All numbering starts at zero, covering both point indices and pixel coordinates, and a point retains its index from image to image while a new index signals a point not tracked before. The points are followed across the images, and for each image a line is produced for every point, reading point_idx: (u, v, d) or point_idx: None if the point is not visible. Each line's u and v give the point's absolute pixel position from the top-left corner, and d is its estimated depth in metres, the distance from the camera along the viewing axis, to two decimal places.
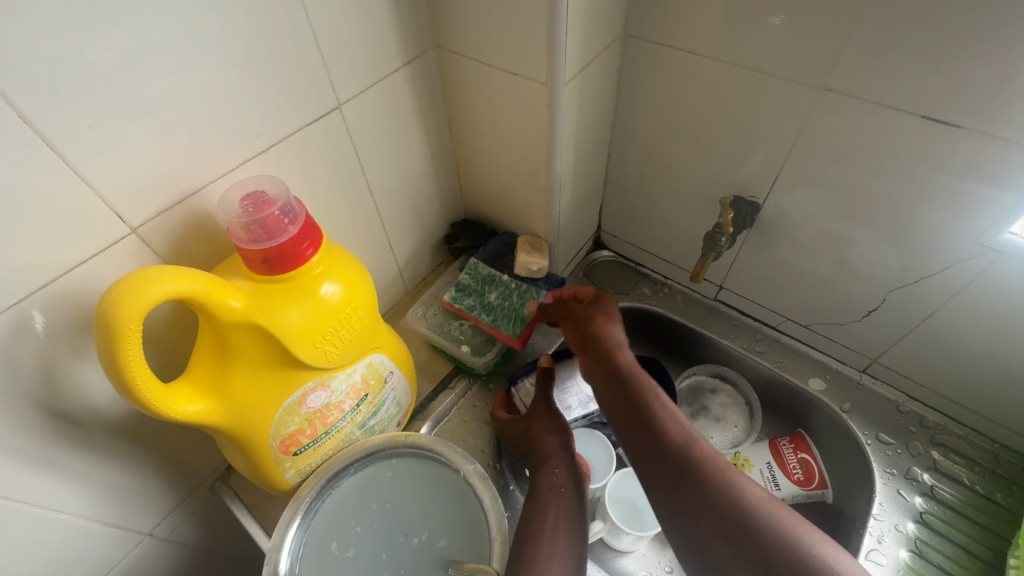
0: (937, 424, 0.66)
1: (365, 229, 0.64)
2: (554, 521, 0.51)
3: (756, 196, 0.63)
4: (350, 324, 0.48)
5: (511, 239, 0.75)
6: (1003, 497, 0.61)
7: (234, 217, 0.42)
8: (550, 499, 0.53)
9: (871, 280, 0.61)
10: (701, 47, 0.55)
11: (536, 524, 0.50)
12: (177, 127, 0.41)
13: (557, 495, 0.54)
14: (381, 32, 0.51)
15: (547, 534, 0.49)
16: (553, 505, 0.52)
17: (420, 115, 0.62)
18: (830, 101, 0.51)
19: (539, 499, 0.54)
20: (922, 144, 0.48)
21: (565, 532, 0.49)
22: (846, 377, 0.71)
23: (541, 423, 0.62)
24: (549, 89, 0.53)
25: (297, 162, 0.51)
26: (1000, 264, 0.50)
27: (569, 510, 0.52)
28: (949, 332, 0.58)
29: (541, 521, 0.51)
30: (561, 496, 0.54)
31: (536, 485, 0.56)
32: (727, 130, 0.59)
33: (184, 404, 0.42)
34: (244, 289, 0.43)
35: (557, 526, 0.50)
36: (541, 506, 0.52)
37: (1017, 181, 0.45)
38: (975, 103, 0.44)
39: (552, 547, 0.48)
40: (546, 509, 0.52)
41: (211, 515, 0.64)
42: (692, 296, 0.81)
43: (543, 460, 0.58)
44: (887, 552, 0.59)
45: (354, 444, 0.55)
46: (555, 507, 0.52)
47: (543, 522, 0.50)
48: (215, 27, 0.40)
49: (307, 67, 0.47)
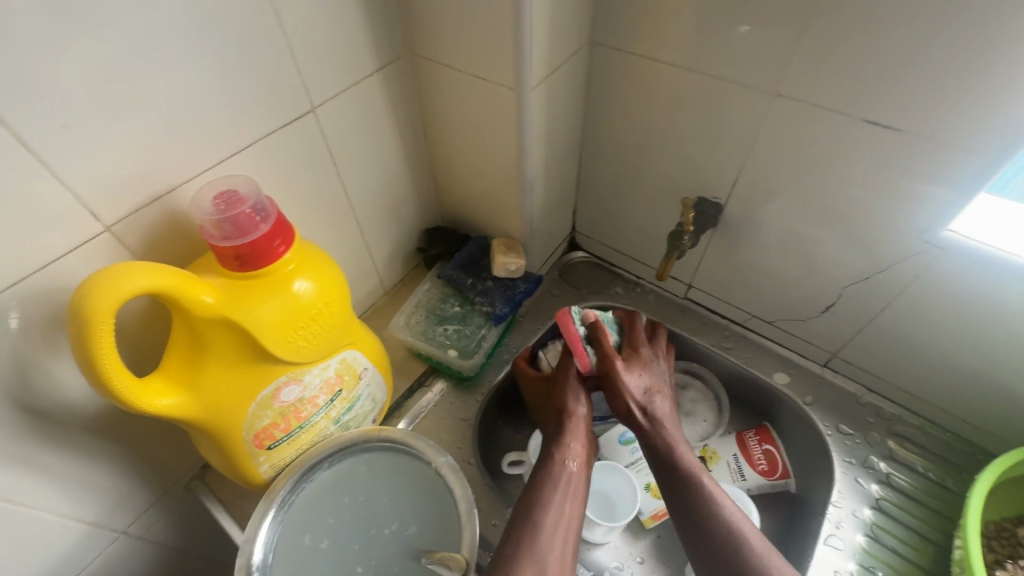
0: (894, 415, 0.69)
1: (342, 229, 0.65)
2: (563, 501, 0.55)
3: (719, 197, 0.66)
4: (323, 320, 0.50)
5: (484, 243, 0.77)
6: (954, 483, 0.64)
7: (207, 215, 0.43)
8: (565, 476, 0.56)
9: (827, 277, 0.64)
10: (663, 54, 0.57)
11: (540, 506, 0.53)
12: (151, 128, 0.42)
13: (568, 472, 0.57)
14: (354, 38, 0.53)
15: (553, 517, 0.53)
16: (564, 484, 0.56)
17: (395, 118, 0.64)
18: (782, 107, 0.53)
19: (549, 473, 0.56)
20: (866, 146, 0.51)
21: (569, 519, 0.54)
22: (809, 371, 0.74)
23: (566, 393, 0.63)
24: (517, 94, 0.55)
25: (272, 164, 0.53)
26: (942, 260, 0.53)
27: (577, 495, 0.56)
28: (900, 326, 0.61)
29: (551, 496, 0.55)
30: (573, 474, 0.57)
31: (551, 454, 0.58)
32: (690, 134, 0.62)
33: (157, 398, 0.43)
34: (217, 285, 0.44)
35: (564, 511, 0.54)
36: (553, 483, 0.55)
37: (952, 182, 0.49)
38: (911, 108, 0.47)
39: (554, 533, 0.52)
40: (559, 484, 0.56)
41: (186, 513, 0.65)
42: (663, 295, 0.83)
43: (564, 430, 0.60)
44: (845, 537, 0.62)
45: (327, 439, 0.56)
46: (568, 488, 0.56)
47: (550, 505, 0.54)
48: (188, 31, 0.41)
49: (281, 71, 0.49)
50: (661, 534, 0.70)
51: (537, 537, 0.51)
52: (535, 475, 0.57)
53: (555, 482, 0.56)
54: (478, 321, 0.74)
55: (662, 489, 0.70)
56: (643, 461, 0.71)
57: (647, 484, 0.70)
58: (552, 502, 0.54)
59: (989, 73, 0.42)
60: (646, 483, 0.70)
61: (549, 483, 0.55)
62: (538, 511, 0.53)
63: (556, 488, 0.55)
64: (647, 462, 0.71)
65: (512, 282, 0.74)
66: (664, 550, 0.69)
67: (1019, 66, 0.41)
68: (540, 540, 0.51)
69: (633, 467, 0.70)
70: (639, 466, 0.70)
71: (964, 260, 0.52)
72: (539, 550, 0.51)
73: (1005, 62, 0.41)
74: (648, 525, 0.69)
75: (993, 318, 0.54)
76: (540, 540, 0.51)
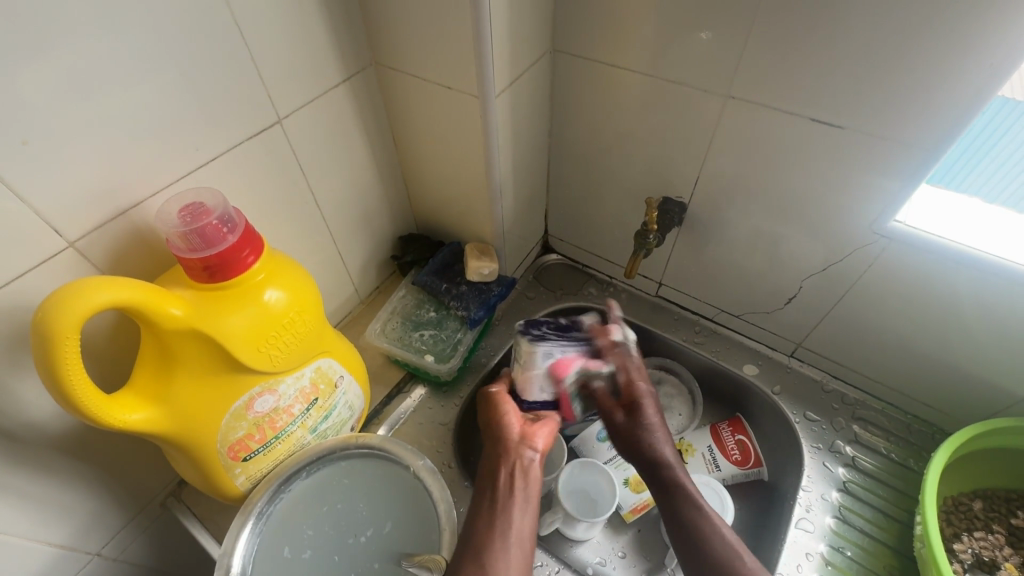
0: (857, 401, 0.72)
1: (314, 239, 0.65)
2: (518, 505, 0.52)
3: (682, 196, 0.68)
4: (295, 329, 0.50)
5: (458, 249, 0.78)
6: (915, 463, 0.67)
7: (173, 228, 0.43)
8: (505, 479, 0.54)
9: (789, 270, 0.66)
10: (620, 60, 0.60)
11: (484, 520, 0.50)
12: (114, 142, 0.43)
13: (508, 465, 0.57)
14: (319, 49, 0.54)
15: (485, 525, 0.50)
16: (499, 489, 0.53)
17: (364, 127, 0.65)
18: (734, 108, 0.56)
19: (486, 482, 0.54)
20: (814, 143, 0.54)
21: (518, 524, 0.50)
22: (776, 361, 0.76)
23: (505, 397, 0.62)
24: (481, 101, 0.56)
25: (241, 176, 0.53)
26: (890, 250, 0.56)
27: (519, 492, 0.53)
28: (857, 313, 0.64)
29: (487, 498, 0.52)
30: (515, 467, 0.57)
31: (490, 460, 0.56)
32: (651, 136, 0.64)
33: (126, 413, 0.43)
34: (185, 297, 0.44)
35: (506, 512, 0.51)
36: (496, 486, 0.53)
37: (895, 174, 0.51)
38: (851, 107, 0.50)
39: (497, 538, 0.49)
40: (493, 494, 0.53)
41: (162, 533, 0.64)
42: (636, 294, 0.85)
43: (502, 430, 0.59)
44: (815, 520, 0.64)
45: (304, 449, 0.56)
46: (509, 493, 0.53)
47: (490, 515, 0.51)
48: (148, 45, 0.42)
49: (246, 84, 0.49)
50: (641, 529, 0.71)
51: (490, 546, 0.48)
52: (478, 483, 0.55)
53: (498, 488, 0.53)
54: (453, 325, 0.75)
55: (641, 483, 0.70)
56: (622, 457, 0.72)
57: (627, 478, 0.70)
58: (496, 508, 0.51)
59: (921, 70, 0.45)
60: (625, 478, 0.71)
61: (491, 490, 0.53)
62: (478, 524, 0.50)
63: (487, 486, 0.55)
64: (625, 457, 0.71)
65: (486, 286, 0.75)
66: (645, 543, 0.69)
67: (944, 67, 0.44)
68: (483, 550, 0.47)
69: (612, 463, 0.71)
70: (618, 461, 0.71)
71: (910, 249, 0.55)
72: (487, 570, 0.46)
73: (934, 61, 0.44)
74: (629, 520, 0.70)
75: (939, 300, 0.57)
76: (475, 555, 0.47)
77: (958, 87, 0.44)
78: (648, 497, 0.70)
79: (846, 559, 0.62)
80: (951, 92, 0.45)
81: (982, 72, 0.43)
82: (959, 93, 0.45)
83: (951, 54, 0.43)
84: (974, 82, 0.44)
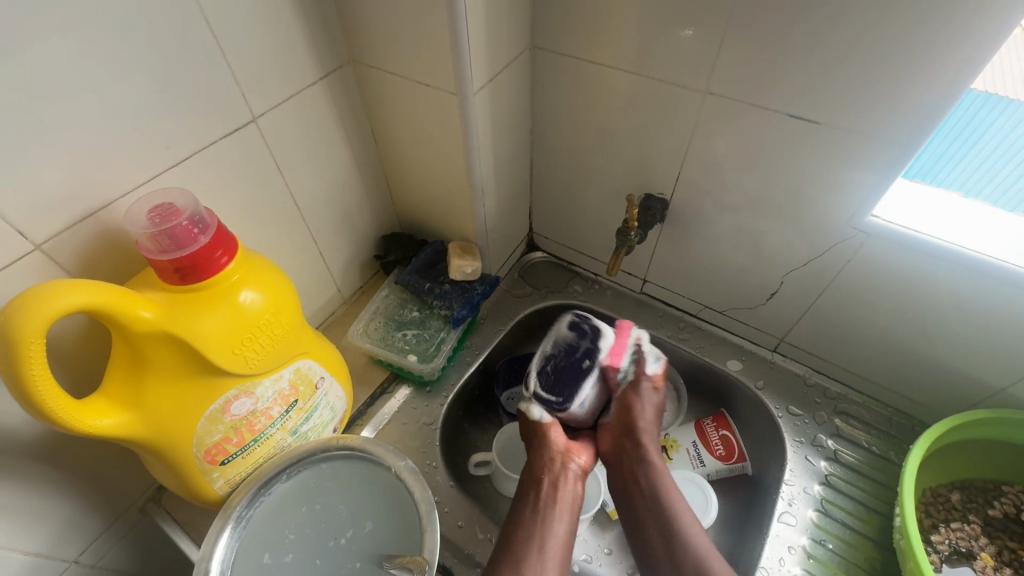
0: (840, 394, 0.72)
1: (293, 240, 0.64)
2: (552, 515, 0.58)
3: (664, 192, 0.68)
4: (271, 330, 0.49)
5: (441, 248, 0.77)
6: (896, 455, 0.68)
7: (142, 229, 0.43)
8: (538, 495, 0.60)
9: (770, 266, 0.66)
10: (600, 57, 0.59)
11: (530, 527, 0.57)
12: (82, 142, 0.42)
13: (549, 491, 0.60)
14: (294, 46, 0.53)
15: (531, 534, 0.57)
16: (542, 494, 0.60)
17: (342, 125, 0.64)
18: (713, 104, 0.56)
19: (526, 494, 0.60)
20: (792, 139, 0.54)
21: (559, 532, 0.57)
22: (759, 356, 0.77)
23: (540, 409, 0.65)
24: (460, 99, 0.56)
25: (214, 175, 0.52)
26: (869, 244, 0.56)
27: (561, 499, 0.59)
28: (837, 307, 0.65)
29: (528, 516, 0.58)
30: (549, 490, 0.60)
31: (528, 477, 0.61)
32: (633, 133, 0.64)
33: (96, 418, 0.43)
34: (157, 300, 0.44)
35: (543, 528, 0.57)
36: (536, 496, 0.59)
37: (871, 168, 0.52)
38: (826, 103, 0.50)
39: (535, 548, 0.56)
40: (537, 503, 0.59)
41: (143, 538, 0.63)
42: (621, 291, 0.85)
43: (538, 452, 0.62)
44: (797, 513, 0.65)
45: (284, 451, 0.55)
46: (550, 503, 0.59)
47: (532, 526, 0.57)
48: (114, 44, 0.41)
49: (219, 82, 0.49)
50: None
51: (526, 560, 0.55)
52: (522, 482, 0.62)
53: (541, 499, 0.59)
54: (437, 324, 0.74)
55: None
56: None
57: None
58: (538, 521, 0.58)
59: (894, 66, 0.45)
60: None
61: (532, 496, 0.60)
62: (525, 524, 0.58)
63: (530, 510, 0.58)
64: None
65: (469, 285, 0.75)
66: None
67: (916, 62, 0.44)
68: (530, 549, 0.55)
69: (597, 460, 0.71)
70: None
71: (886, 243, 0.55)
72: (536, 558, 0.55)
73: (906, 57, 0.45)
74: (614, 516, 0.70)
75: (916, 294, 0.58)
76: (524, 559, 0.55)
77: (930, 81, 0.45)
78: None
79: (827, 552, 0.62)
80: (924, 87, 0.45)
81: (954, 68, 0.43)
82: (933, 88, 0.45)
83: (923, 50, 0.44)
84: (947, 78, 0.44)
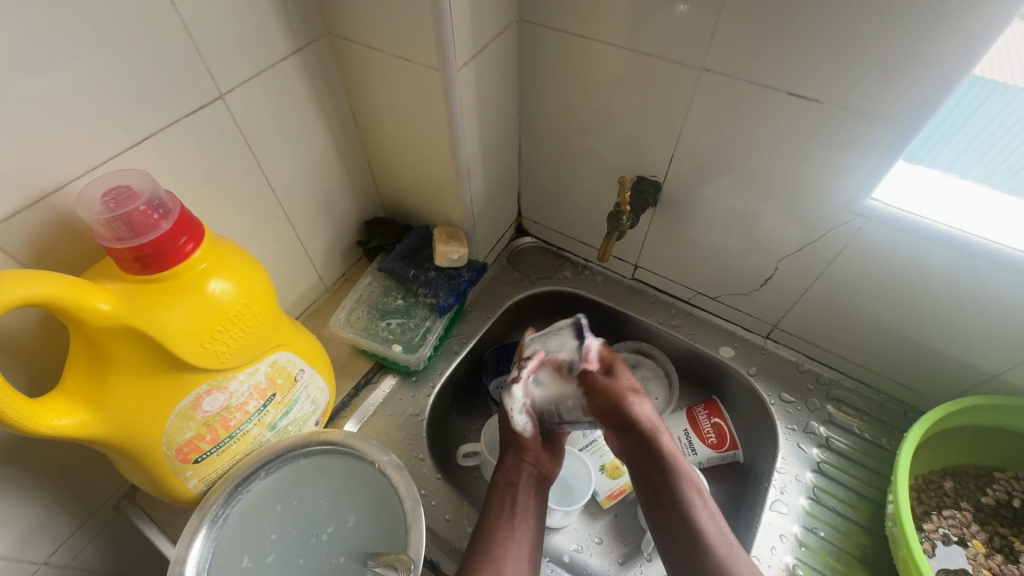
0: (832, 380, 0.71)
1: (268, 226, 0.61)
2: (519, 511, 0.58)
3: (657, 175, 0.65)
4: (244, 322, 0.47)
5: (427, 233, 0.75)
6: (888, 441, 0.67)
7: (95, 215, 0.39)
8: (508, 493, 0.59)
9: (764, 251, 0.64)
10: (590, 31, 0.56)
11: (501, 526, 0.56)
12: (25, 121, 0.38)
13: (516, 490, 0.59)
14: (262, 15, 0.49)
15: (500, 527, 0.56)
16: (507, 491, 0.59)
17: (318, 103, 0.60)
18: (709, 82, 0.53)
19: (497, 493, 0.59)
20: (791, 119, 0.52)
21: (525, 530, 0.56)
22: (752, 343, 0.75)
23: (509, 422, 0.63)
24: (442, 75, 0.53)
25: (178, 157, 0.48)
26: (866, 229, 0.55)
27: (524, 497, 0.59)
28: (831, 293, 0.63)
29: (501, 511, 0.57)
30: (518, 490, 0.59)
31: (499, 474, 0.60)
32: (625, 113, 0.61)
33: (55, 418, 0.40)
34: (117, 291, 0.41)
35: (510, 524, 0.56)
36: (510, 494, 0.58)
37: (870, 149, 0.50)
38: (828, 81, 0.48)
39: (506, 541, 0.55)
40: (506, 502, 0.58)
41: (119, 536, 0.61)
42: (612, 277, 0.83)
43: (509, 452, 0.62)
44: (789, 502, 0.64)
45: (263, 447, 0.53)
46: (520, 503, 0.58)
47: (502, 522, 0.56)
48: (54, 11, 0.36)
49: (178, 56, 0.45)
50: (619, 513, 0.70)
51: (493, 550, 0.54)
52: (494, 484, 0.60)
53: (512, 496, 0.58)
54: (422, 313, 0.72)
55: (617, 469, 0.70)
56: (599, 443, 0.72)
57: (602, 465, 0.70)
58: (510, 518, 0.57)
59: (901, 41, 0.43)
60: (601, 464, 0.70)
61: (502, 495, 0.58)
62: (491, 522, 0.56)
63: (502, 506, 0.57)
64: (601, 443, 0.71)
65: (455, 272, 0.72)
66: (625, 529, 0.69)
67: (923, 39, 0.42)
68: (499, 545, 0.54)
69: (588, 450, 0.71)
70: (594, 447, 0.71)
71: (885, 228, 0.53)
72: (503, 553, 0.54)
73: (913, 32, 0.42)
74: (605, 505, 0.69)
75: (913, 280, 0.56)
76: (493, 549, 0.54)
77: (940, 59, 0.42)
78: (624, 483, 0.69)
79: (819, 540, 0.62)
80: (931, 66, 0.43)
81: (963, 45, 0.41)
82: (942, 64, 0.42)
83: (932, 24, 0.41)
84: (956, 55, 0.41)
